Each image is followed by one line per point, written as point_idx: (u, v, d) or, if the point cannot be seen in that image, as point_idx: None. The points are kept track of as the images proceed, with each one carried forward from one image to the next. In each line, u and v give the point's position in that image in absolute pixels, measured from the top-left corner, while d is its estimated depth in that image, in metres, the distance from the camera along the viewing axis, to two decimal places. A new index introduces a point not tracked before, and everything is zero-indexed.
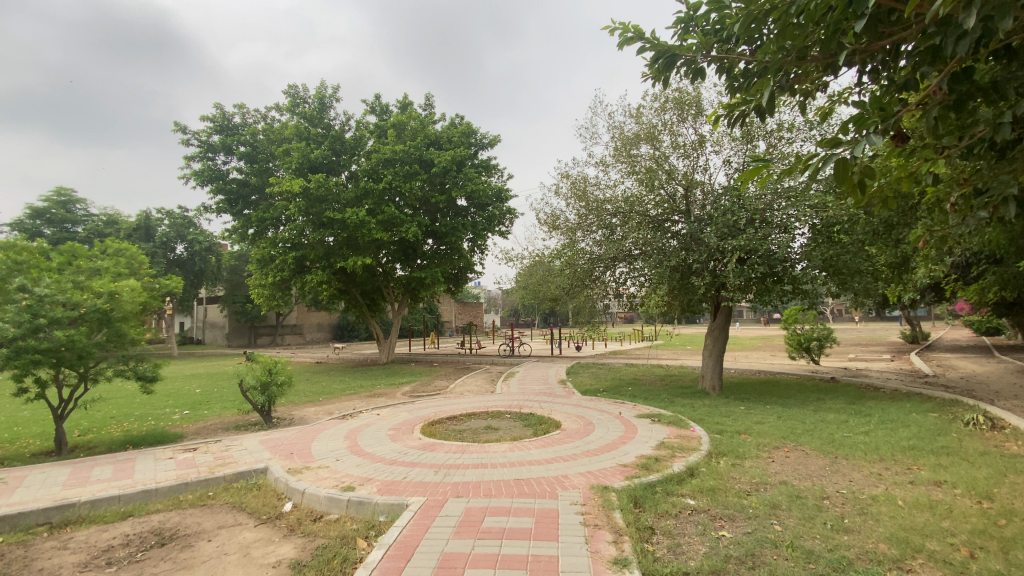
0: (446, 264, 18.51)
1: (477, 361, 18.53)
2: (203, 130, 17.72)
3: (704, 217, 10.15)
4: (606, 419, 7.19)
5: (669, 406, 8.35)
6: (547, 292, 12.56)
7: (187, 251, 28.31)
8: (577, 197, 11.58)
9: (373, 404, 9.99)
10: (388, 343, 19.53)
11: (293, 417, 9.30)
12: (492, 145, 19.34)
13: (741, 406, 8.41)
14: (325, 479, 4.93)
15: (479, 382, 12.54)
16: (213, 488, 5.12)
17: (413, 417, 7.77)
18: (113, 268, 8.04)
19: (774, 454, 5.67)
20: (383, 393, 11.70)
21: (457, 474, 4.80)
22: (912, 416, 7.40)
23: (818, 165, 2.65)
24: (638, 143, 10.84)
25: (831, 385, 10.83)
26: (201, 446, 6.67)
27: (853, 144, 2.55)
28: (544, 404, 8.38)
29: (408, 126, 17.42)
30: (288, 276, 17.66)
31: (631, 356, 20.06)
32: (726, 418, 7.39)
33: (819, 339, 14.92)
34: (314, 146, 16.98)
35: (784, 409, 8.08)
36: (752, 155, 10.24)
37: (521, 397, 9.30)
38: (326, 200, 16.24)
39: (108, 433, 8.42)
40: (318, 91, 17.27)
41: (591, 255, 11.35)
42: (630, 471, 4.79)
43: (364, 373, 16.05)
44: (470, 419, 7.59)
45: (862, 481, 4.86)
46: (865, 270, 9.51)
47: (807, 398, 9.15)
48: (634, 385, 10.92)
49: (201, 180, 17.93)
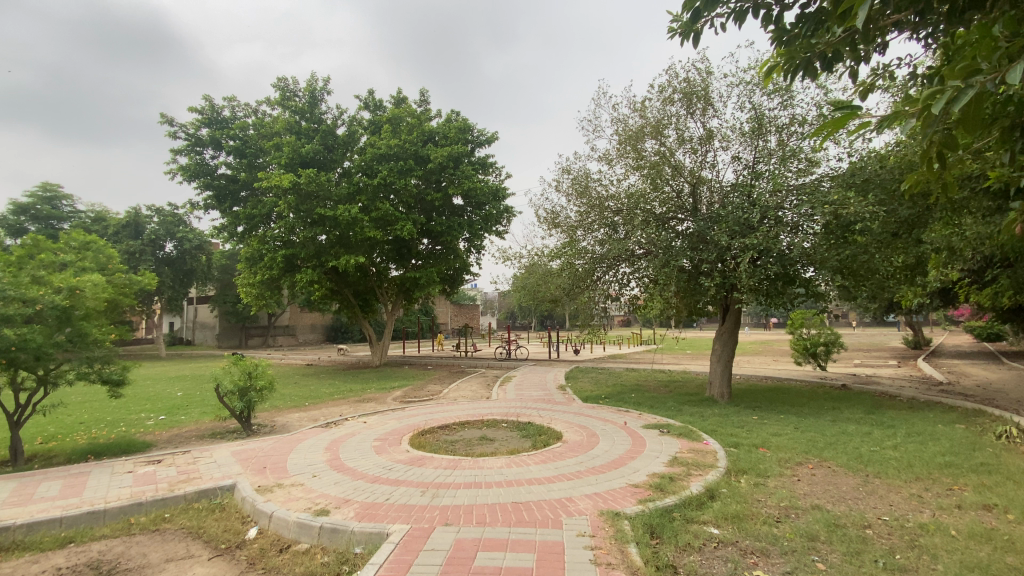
0: (442, 264, 17.95)
1: (472, 364, 17.95)
2: (191, 123, 17.09)
3: (712, 214, 9.65)
4: (610, 430, 6.65)
5: (677, 415, 7.81)
6: (546, 293, 12.00)
7: (176, 249, 27.50)
8: (578, 193, 11.06)
9: (361, 411, 9.41)
10: (380, 346, 18.92)
11: (275, 424, 8.70)
12: (489, 142, 18.79)
13: (753, 415, 7.88)
14: (296, 501, 4.33)
15: (474, 387, 11.97)
16: (172, 508, 4.55)
17: (402, 426, 7.18)
18: (78, 262, 7.42)
19: (799, 472, 5.13)
20: (372, 398, 11.11)
21: (447, 495, 4.22)
22: (940, 428, 6.87)
23: (948, 99, 2.08)
24: (642, 138, 10.34)
25: (844, 392, 10.33)
26: (166, 458, 6.09)
27: (994, 74, 1.99)
28: (543, 412, 7.80)
29: (403, 121, 16.86)
30: (278, 275, 17.06)
31: (630, 361, 19.50)
32: (740, 429, 6.87)
33: (827, 344, 14.43)
34: (305, 141, 16.38)
35: (800, 420, 7.55)
36: (763, 152, 9.76)
37: (518, 404, 8.72)
38: (316, 196, 15.63)
39: (73, 441, 7.80)
40: (310, 84, 16.65)
41: (593, 254, 10.74)
42: (643, 493, 4.23)
43: (354, 376, 15.45)
44: (463, 428, 7.01)
45: (902, 505, 4.33)
46: (882, 271, 8.96)
47: (822, 407, 8.64)
48: (637, 391, 10.37)
49: (188, 176, 17.27)
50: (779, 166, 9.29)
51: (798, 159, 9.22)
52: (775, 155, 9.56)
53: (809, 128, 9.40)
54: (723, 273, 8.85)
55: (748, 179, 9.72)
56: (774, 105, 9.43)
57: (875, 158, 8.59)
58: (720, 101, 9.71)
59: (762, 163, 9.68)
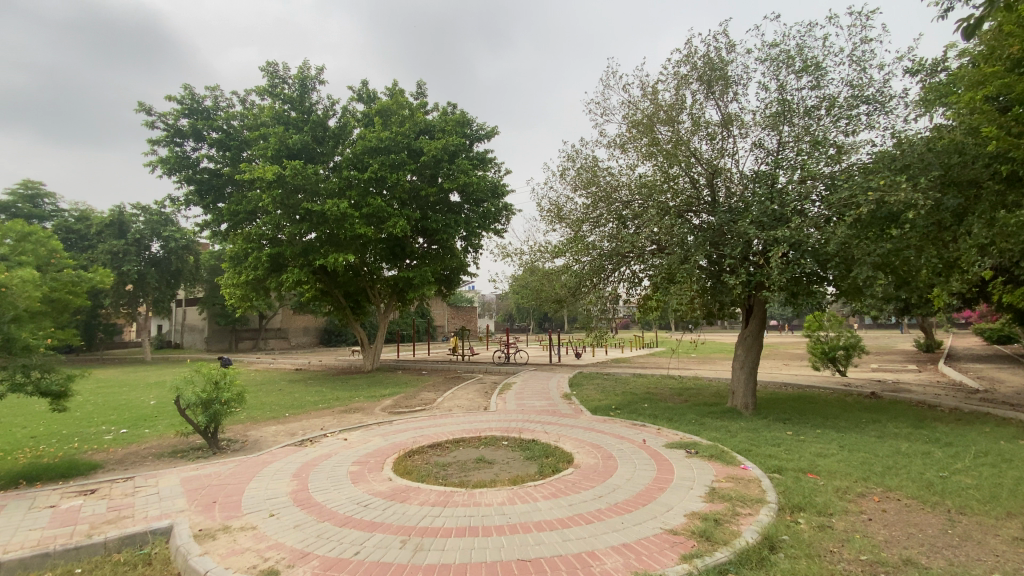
0: (438, 264, 17.00)
1: (469, 369, 16.97)
2: (171, 112, 16.10)
3: (733, 206, 8.75)
4: (629, 451, 5.73)
5: (700, 430, 6.91)
6: (549, 295, 10.99)
7: (162, 249, 26.46)
8: (585, 185, 10.12)
9: (345, 424, 8.45)
10: (373, 349, 17.98)
11: (247, 440, 7.76)
12: (489, 136, 17.88)
13: (786, 430, 6.99)
14: (239, 555, 3.36)
15: (471, 395, 11.03)
16: (86, 561, 3.61)
17: (387, 445, 6.21)
18: (15, 257, 6.45)
19: (864, 508, 4.24)
20: (359, 408, 10.18)
21: (433, 549, 3.27)
22: (1006, 446, 5.99)
23: None
24: (655, 123, 9.44)
25: (876, 402, 9.42)
26: (102, 488, 5.13)
27: None
28: (549, 428, 6.86)
29: (396, 113, 15.90)
30: (263, 275, 16.10)
31: (635, 365, 18.55)
32: (778, 449, 5.94)
33: (847, 348, 13.51)
34: (293, 132, 15.42)
35: (842, 435, 6.66)
36: (789, 138, 8.89)
37: (520, 417, 7.78)
38: (302, 190, 14.64)
39: (13, 460, 6.85)
40: (299, 72, 15.62)
41: (600, 250, 9.78)
42: (683, 546, 3.30)
43: (343, 383, 14.50)
44: (457, 449, 6.05)
45: (1007, 554, 3.46)
46: (925, 267, 7.96)
47: (859, 420, 7.72)
48: (649, 401, 9.47)
49: (168, 169, 16.28)
50: (806, 154, 8.42)
51: (829, 145, 8.33)
52: (802, 141, 8.70)
53: (840, 112, 8.57)
54: (746, 269, 7.88)
55: (773, 167, 8.81)
56: (801, 85, 8.60)
57: (917, 142, 7.70)
58: (741, 82, 8.85)
59: (787, 151, 8.81)
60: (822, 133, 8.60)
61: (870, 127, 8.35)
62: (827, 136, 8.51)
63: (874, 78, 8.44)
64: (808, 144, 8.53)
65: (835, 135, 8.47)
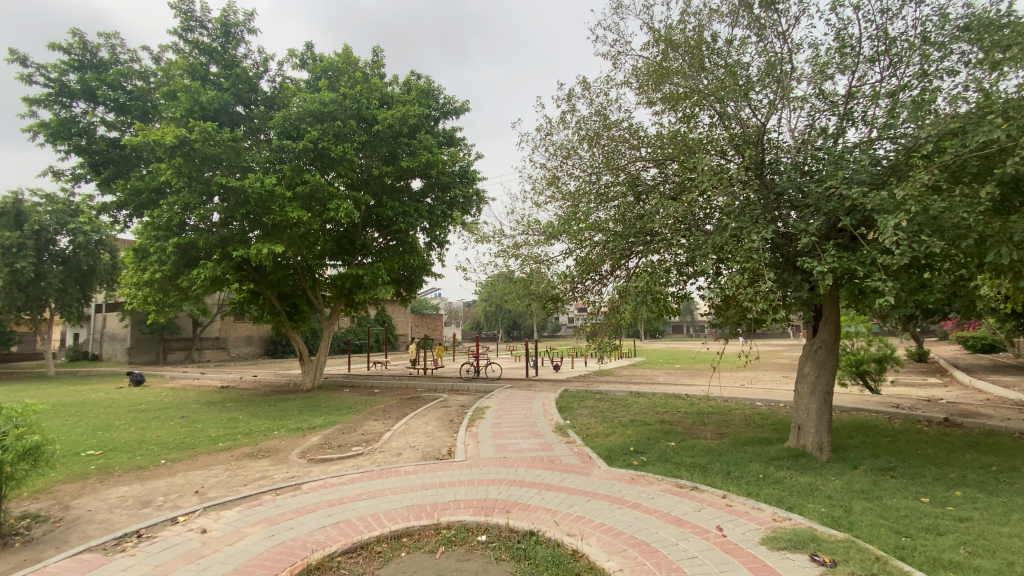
0: (395, 261, 14.08)
1: (431, 386, 14.16)
2: (55, 64, 12.82)
3: (793, 170, 6.38)
4: (712, 563, 3.15)
5: (787, 496, 4.42)
6: (537, 294, 8.29)
7: (71, 244, 22.54)
8: (589, 144, 7.59)
9: (238, 483, 5.60)
10: (314, 363, 14.88)
11: (63, 519, 4.81)
12: (459, 112, 15.21)
13: (909, 492, 4.59)
14: None
15: (431, 427, 8.27)
16: None
17: (268, 555, 3.38)
18: None
19: None
20: (273, 449, 7.29)
21: None
22: None
23: None
24: (683, 62, 6.99)
25: (964, 433, 7.20)
26: None
27: None
28: (555, 503, 4.18)
29: (346, 74, 13.04)
30: (173, 272, 12.79)
31: (626, 380, 16.12)
32: (952, 544, 3.49)
33: (880, 360, 11.41)
34: (211, 90, 12.38)
35: (1006, 504, 4.30)
36: (858, 88, 6.61)
37: (504, 475, 5.07)
38: (216, 161, 11.55)
39: None
40: (221, 14, 12.56)
41: (609, 232, 7.12)
42: None
43: (268, 407, 11.46)
44: (393, 565, 3.27)
45: None
46: None
47: (986, 468, 5.41)
48: (674, 437, 6.98)
49: (49, 135, 12.91)
50: (889, 102, 6.15)
51: (916, 90, 6.11)
52: (879, 89, 6.44)
53: (931, 50, 6.33)
54: (832, 250, 5.40)
55: (841, 122, 6.52)
56: (881, 10, 6.34)
57: None
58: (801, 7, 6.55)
59: (858, 102, 6.54)
60: (906, 77, 6.36)
61: (971, 68, 6.11)
62: (912, 81, 6.28)
63: (975, 6, 6.30)
64: (889, 90, 6.28)
65: (923, 79, 6.22)
